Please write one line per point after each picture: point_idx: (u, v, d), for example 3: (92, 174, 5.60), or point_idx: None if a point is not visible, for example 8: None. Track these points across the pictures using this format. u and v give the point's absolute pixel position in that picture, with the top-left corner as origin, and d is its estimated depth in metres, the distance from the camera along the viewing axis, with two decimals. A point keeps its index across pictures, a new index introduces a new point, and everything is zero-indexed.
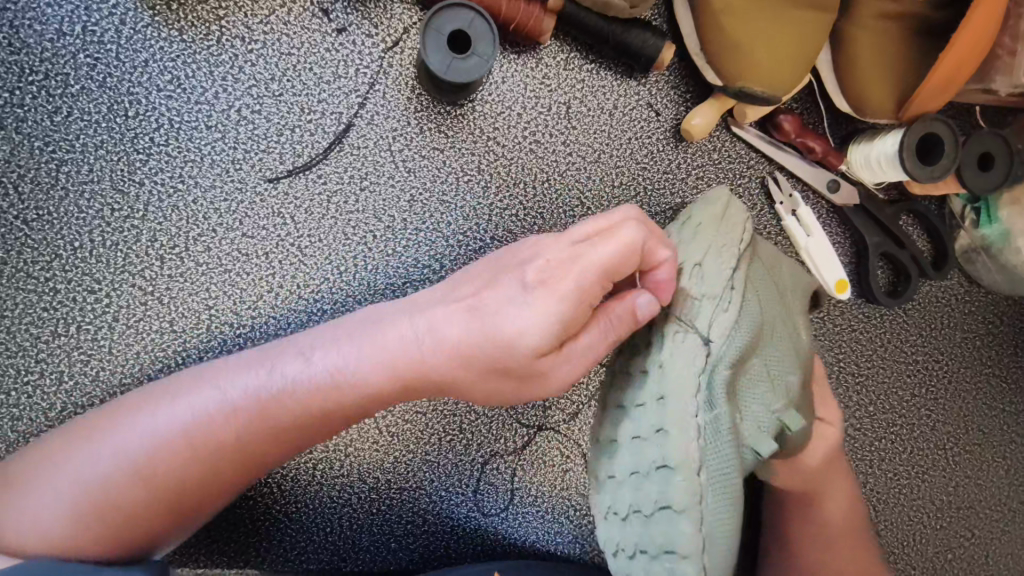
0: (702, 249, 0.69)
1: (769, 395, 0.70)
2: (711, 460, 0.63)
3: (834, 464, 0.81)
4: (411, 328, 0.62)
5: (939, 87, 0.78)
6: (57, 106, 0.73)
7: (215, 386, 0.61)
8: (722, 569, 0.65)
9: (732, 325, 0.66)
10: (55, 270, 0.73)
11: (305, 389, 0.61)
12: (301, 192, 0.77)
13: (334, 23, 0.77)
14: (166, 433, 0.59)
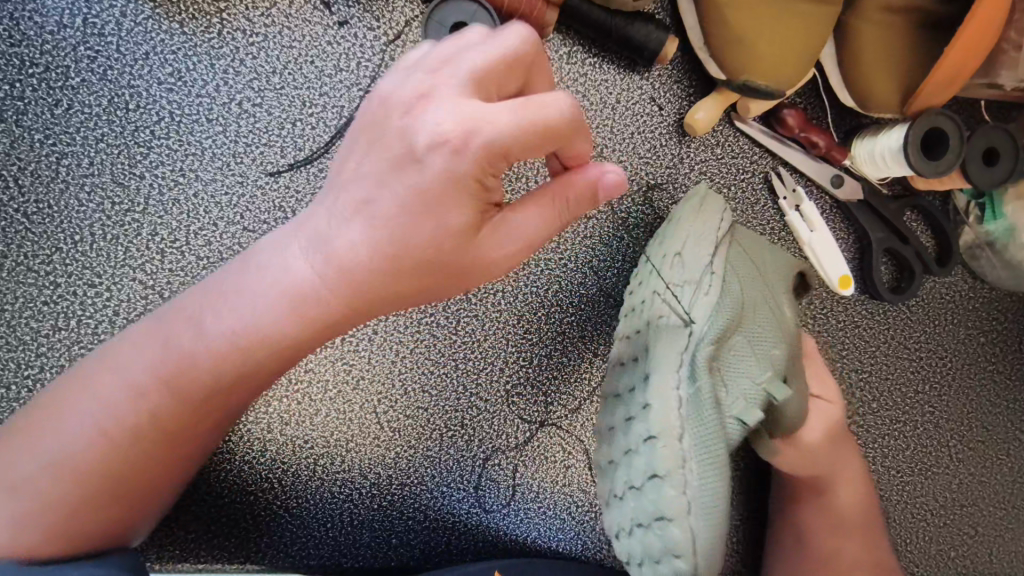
0: (681, 243, 0.73)
1: (754, 368, 0.69)
2: (695, 428, 0.64)
3: (836, 448, 0.81)
4: (308, 264, 0.55)
5: (943, 83, 0.78)
6: (58, 99, 0.72)
7: (119, 370, 0.56)
8: (719, 537, 0.64)
9: (714, 304, 0.69)
10: (56, 264, 0.72)
11: (217, 347, 0.56)
12: (303, 186, 0.77)
13: (336, 16, 0.77)
14: (88, 431, 0.55)
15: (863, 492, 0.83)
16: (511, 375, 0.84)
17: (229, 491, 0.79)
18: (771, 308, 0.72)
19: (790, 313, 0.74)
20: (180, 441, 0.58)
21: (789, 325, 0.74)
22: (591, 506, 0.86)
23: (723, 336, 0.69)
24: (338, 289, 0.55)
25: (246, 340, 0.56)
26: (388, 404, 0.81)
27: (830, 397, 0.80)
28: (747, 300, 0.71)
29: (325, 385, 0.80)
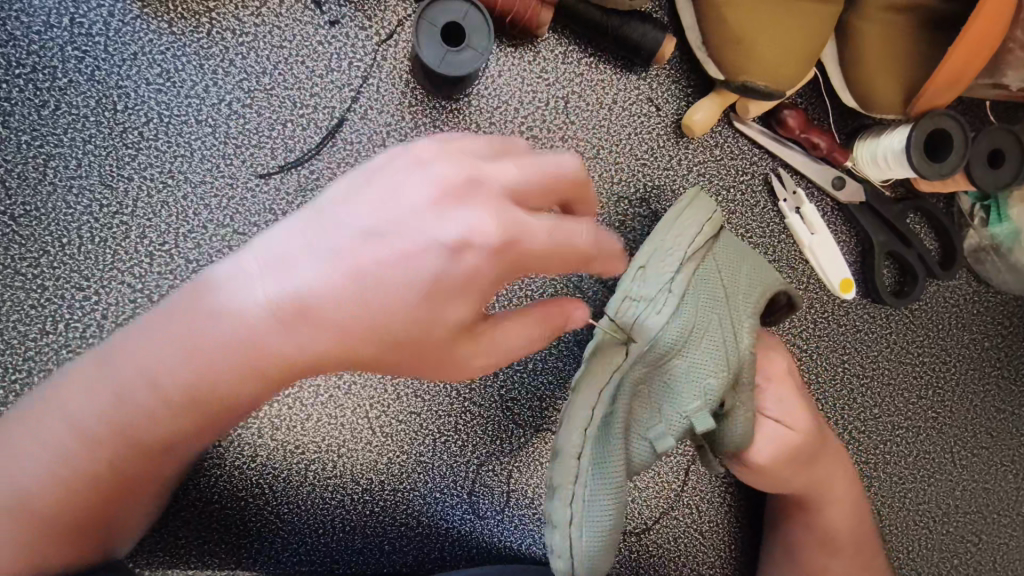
0: (649, 254, 0.73)
1: (683, 397, 0.70)
2: (597, 448, 0.69)
3: (807, 477, 0.77)
4: (256, 294, 0.52)
5: (941, 87, 0.76)
6: (45, 100, 0.72)
7: (78, 404, 0.56)
8: (611, 547, 0.69)
9: (660, 324, 0.69)
10: (44, 267, 0.71)
11: (173, 380, 0.54)
12: (294, 188, 0.76)
13: (327, 15, 0.75)
14: (44, 469, 0.55)
15: (853, 512, 0.81)
16: (505, 379, 0.83)
17: (219, 496, 0.78)
18: (721, 334, 0.71)
19: (744, 345, 0.71)
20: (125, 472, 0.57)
21: (739, 357, 0.71)
22: None
23: (655, 363, 0.70)
24: (286, 322, 0.51)
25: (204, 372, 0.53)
26: (380, 409, 0.80)
27: (801, 428, 0.75)
28: (696, 324, 0.70)
29: (316, 390, 0.79)
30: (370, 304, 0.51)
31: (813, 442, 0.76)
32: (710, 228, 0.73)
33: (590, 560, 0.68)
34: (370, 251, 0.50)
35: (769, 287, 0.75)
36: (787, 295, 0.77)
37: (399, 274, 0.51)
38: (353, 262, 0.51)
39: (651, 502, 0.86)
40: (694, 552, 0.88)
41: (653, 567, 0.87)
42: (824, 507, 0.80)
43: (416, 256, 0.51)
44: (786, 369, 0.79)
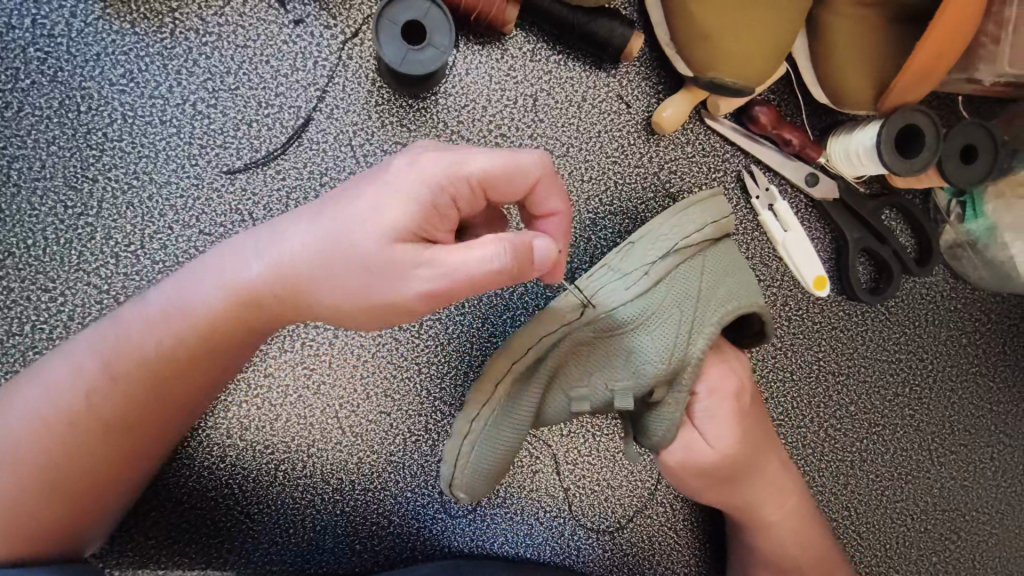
0: (642, 232, 0.73)
1: (615, 372, 0.70)
2: (517, 386, 0.69)
3: (726, 493, 0.77)
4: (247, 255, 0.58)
5: (913, 82, 0.75)
6: (8, 102, 0.72)
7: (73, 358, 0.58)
8: (484, 481, 0.70)
9: (624, 299, 0.70)
10: (8, 268, 0.71)
11: (183, 330, 0.58)
12: (260, 188, 0.75)
13: (291, 14, 0.75)
14: (41, 409, 0.57)
15: (792, 536, 0.79)
16: (476, 379, 0.82)
17: (189, 496, 0.78)
18: (677, 332, 0.70)
19: (694, 349, 0.70)
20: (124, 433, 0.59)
21: (684, 358, 0.70)
22: (559, 512, 0.85)
23: (602, 332, 0.70)
24: (282, 281, 0.56)
25: (200, 321, 0.58)
26: (350, 409, 0.80)
27: (723, 447, 0.74)
28: (660, 313, 0.70)
29: (285, 390, 0.79)
30: (343, 259, 0.54)
31: (730, 462, 0.75)
32: (713, 230, 0.72)
33: (471, 483, 0.70)
34: (348, 219, 0.54)
35: (749, 296, 0.73)
36: (760, 319, 0.75)
37: (359, 227, 0.53)
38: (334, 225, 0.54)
39: (625, 501, 0.86)
40: (669, 550, 0.87)
41: (628, 566, 0.87)
42: (756, 525, 0.79)
43: (380, 212, 0.53)
44: (741, 383, 0.77)
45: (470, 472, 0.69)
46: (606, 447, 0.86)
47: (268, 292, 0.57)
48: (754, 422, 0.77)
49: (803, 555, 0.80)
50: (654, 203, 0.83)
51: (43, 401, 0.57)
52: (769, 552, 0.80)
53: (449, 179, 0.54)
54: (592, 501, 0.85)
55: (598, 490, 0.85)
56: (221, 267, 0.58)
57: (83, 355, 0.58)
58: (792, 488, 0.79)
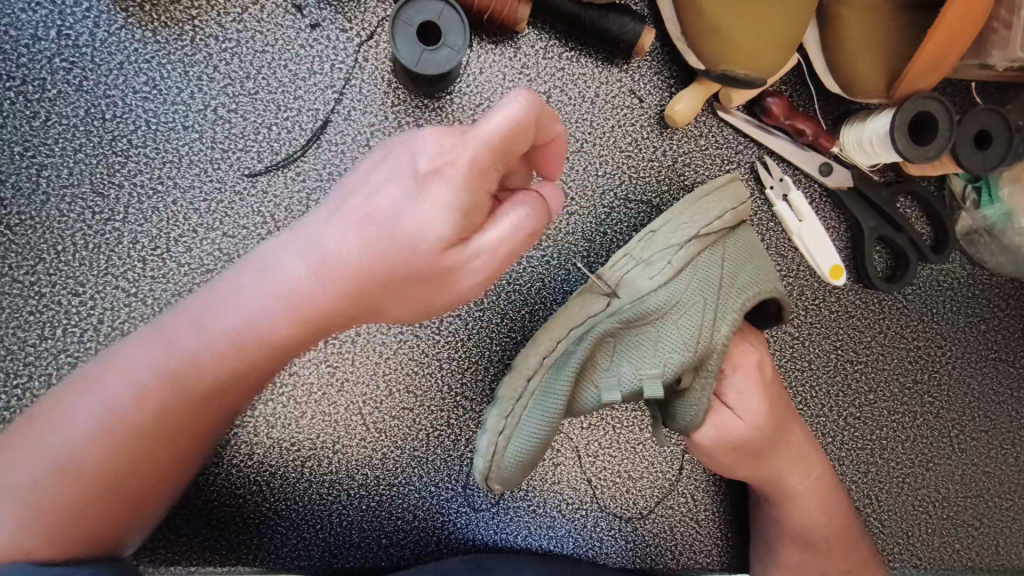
0: (662, 222, 0.73)
1: (643, 360, 0.70)
2: (548, 378, 0.70)
3: (757, 467, 0.77)
4: (295, 268, 0.58)
5: (926, 67, 0.76)
6: (36, 112, 0.74)
7: (123, 371, 0.58)
8: (518, 472, 0.71)
9: (649, 289, 0.71)
10: (40, 274, 0.73)
11: (239, 339, 0.59)
12: (281, 190, 0.77)
13: (308, 19, 0.77)
14: (92, 419, 0.57)
15: (816, 505, 0.80)
16: (496, 373, 0.83)
17: (219, 494, 0.79)
18: (699, 319, 0.70)
19: (718, 334, 0.71)
20: (186, 434, 0.60)
21: (708, 343, 0.71)
22: (581, 504, 0.86)
23: (629, 321, 0.70)
24: (341, 287, 0.57)
25: (261, 331, 0.59)
26: (373, 405, 0.81)
27: (753, 420, 0.75)
28: (685, 301, 0.70)
29: (310, 388, 0.80)
30: (405, 273, 0.57)
31: (761, 433, 0.75)
32: (732, 216, 0.73)
33: (503, 472, 0.70)
34: (392, 231, 0.55)
35: (769, 282, 0.74)
36: (778, 303, 0.76)
37: (418, 237, 0.55)
38: (385, 227, 0.56)
39: (646, 492, 0.87)
40: (691, 541, 0.88)
41: (651, 557, 0.87)
42: (779, 496, 0.80)
43: (425, 218, 0.55)
44: (759, 358, 0.78)
45: (503, 460, 0.70)
46: (626, 439, 0.86)
47: (330, 305, 0.58)
48: (776, 396, 0.78)
49: (823, 526, 0.80)
50: (669, 196, 0.84)
51: (97, 411, 0.57)
52: (793, 521, 0.80)
53: (469, 177, 0.53)
54: (613, 493, 0.86)
55: (618, 482, 0.86)
56: (270, 279, 0.59)
57: (137, 371, 0.58)
58: (813, 462, 0.80)
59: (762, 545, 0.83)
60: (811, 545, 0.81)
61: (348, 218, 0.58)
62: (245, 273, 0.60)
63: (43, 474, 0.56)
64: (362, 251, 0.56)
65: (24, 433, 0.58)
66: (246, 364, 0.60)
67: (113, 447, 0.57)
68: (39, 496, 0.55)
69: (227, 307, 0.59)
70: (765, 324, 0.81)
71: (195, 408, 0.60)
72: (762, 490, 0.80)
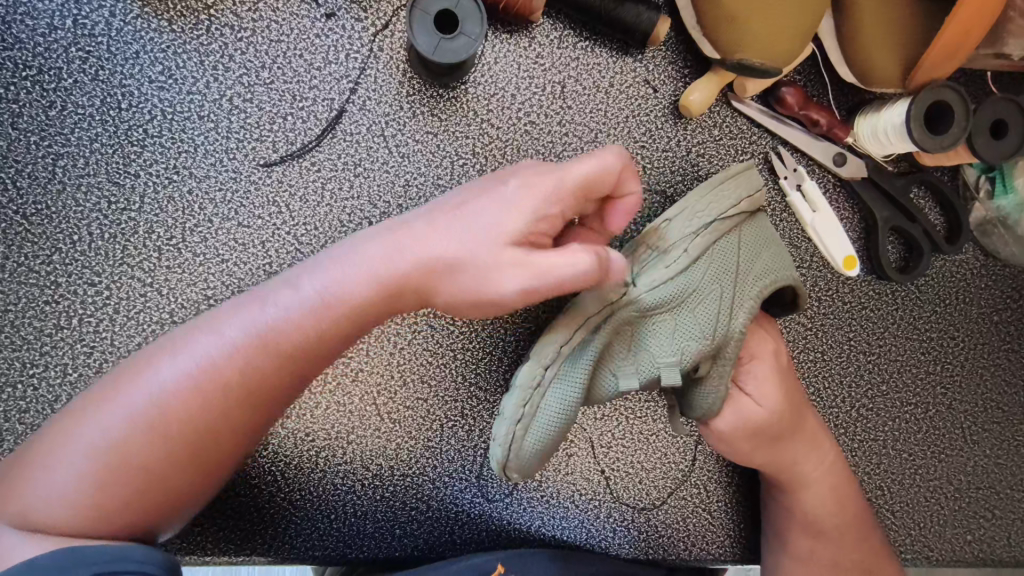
0: (678, 210, 0.73)
1: (660, 348, 0.70)
2: (567, 366, 0.70)
3: (772, 454, 0.77)
4: (389, 248, 0.62)
5: (943, 57, 0.75)
6: (52, 101, 0.74)
7: (213, 333, 0.60)
8: (537, 458, 0.71)
9: (666, 277, 0.70)
10: (56, 264, 0.74)
11: (325, 311, 0.61)
12: (296, 180, 0.77)
13: (323, 8, 0.76)
14: (177, 381, 0.59)
15: (829, 493, 0.80)
16: (510, 363, 0.83)
17: (234, 484, 0.79)
18: (716, 308, 0.71)
19: (735, 323, 0.71)
20: (260, 407, 0.62)
21: (725, 332, 0.71)
22: (594, 494, 0.86)
23: (646, 310, 0.70)
24: (418, 272, 0.61)
25: (344, 302, 0.61)
26: (387, 396, 0.82)
27: (770, 407, 0.75)
28: (702, 290, 0.70)
29: (324, 378, 0.80)
30: (464, 270, 0.61)
31: (779, 420, 0.76)
32: (748, 204, 0.72)
33: (522, 460, 0.71)
34: (472, 223, 0.61)
35: (784, 271, 0.74)
36: (792, 291, 0.77)
37: (485, 235, 0.60)
38: (462, 224, 0.61)
39: (658, 483, 0.87)
40: (703, 531, 0.88)
41: (663, 548, 0.87)
42: (792, 483, 0.80)
43: (499, 222, 0.61)
44: (777, 347, 0.78)
45: (522, 449, 0.70)
46: (639, 430, 0.86)
47: (409, 282, 0.61)
48: (793, 385, 0.78)
49: (835, 515, 0.81)
50: (682, 186, 0.84)
51: (184, 373, 0.59)
52: (804, 509, 0.80)
53: (552, 197, 0.61)
54: (627, 483, 0.86)
55: (632, 472, 0.86)
56: (365, 253, 0.62)
57: (228, 337, 0.60)
58: (828, 450, 0.80)
59: (774, 534, 0.83)
60: (821, 533, 0.81)
61: (442, 210, 0.63)
62: (339, 251, 0.64)
63: (123, 433, 0.57)
64: (443, 241, 0.61)
65: (103, 392, 0.59)
66: (325, 336, 0.62)
67: (193, 412, 0.59)
68: (119, 458, 0.57)
69: (318, 281, 0.62)
70: (780, 314, 0.81)
71: (273, 380, 0.61)
72: (775, 477, 0.80)
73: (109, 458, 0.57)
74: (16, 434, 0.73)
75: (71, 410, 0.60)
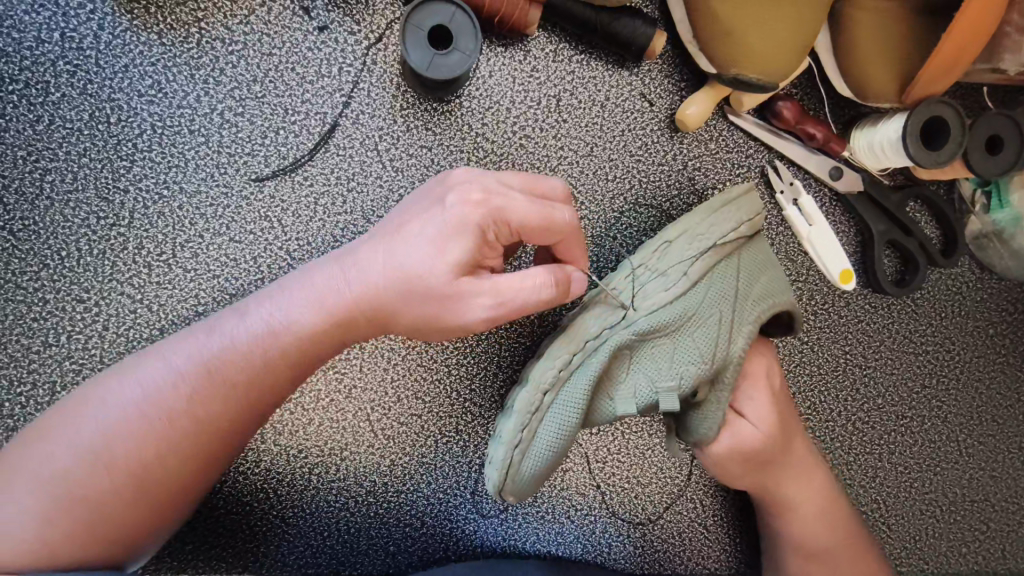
0: (679, 232, 0.72)
1: (659, 372, 0.70)
2: (565, 391, 0.69)
3: (762, 476, 0.77)
4: (332, 282, 0.63)
5: (941, 71, 0.75)
6: (39, 115, 0.72)
7: (160, 361, 0.62)
8: (531, 481, 0.70)
9: (665, 301, 0.69)
10: (43, 280, 0.72)
11: (268, 343, 0.62)
12: (288, 195, 0.76)
13: (315, 21, 0.76)
14: (126, 409, 0.60)
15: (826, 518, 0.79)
16: (505, 379, 0.83)
17: (225, 502, 0.78)
18: (716, 331, 0.71)
19: (734, 347, 0.71)
20: (213, 438, 0.62)
21: (725, 356, 0.71)
22: (590, 509, 0.85)
23: (645, 334, 0.69)
24: (362, 300, 0.62)
25: (291, 334, 0.63)
26: (381, 412, 0.81)
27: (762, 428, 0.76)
28: (701, 313, 0.70)
29: (317, 395, 0.80)
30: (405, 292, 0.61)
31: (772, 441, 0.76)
32: (748, 228, 0.72)
33: (517, 484, 0.69)
34: (407, 248, 0.61)
35: (781, 294, 0.74)
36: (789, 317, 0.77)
37: (419, 275, 0.60)
38: (398, 253, 0.61)
39: (655, 498, 0.87)
40: (699, 546, 0.88)
41: (659, 562, 0.87)
42: (779, 505, 0.79)
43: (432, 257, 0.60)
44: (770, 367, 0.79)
45: (518, 474, 0.69)
46: (635, 445, 0.86)
47: (354, 315, 0.63)
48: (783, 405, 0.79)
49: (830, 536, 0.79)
50: (678, 200, 0.83)
51: (135, 403, 0.60)
52: (794, 532, 0.79)
53: (493, 220, 0.60)
54: (622, 498, 0.86)
55: (628, 488, 0.86)
56: (309, 291, 0.64)
57: (176, 367, 0.61)
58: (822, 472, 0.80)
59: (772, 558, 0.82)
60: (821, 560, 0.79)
61: (385, 238, 0.63)
62: (288, 288, 0.65)
63: (71, 463, 0.57)
64: (386, 269, 0.61)
65: (50, 425, 0.59)
66: (272, 369, 0.63)
67: (142, 440, 0.59)
68: (66, 489, 0.57)
69: (264, 313, 0.63)
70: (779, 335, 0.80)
71: (224, 411, 0.61)
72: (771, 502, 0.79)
73: (61, 489, 0.56)
74: None
75: (22, 437, 0.60)
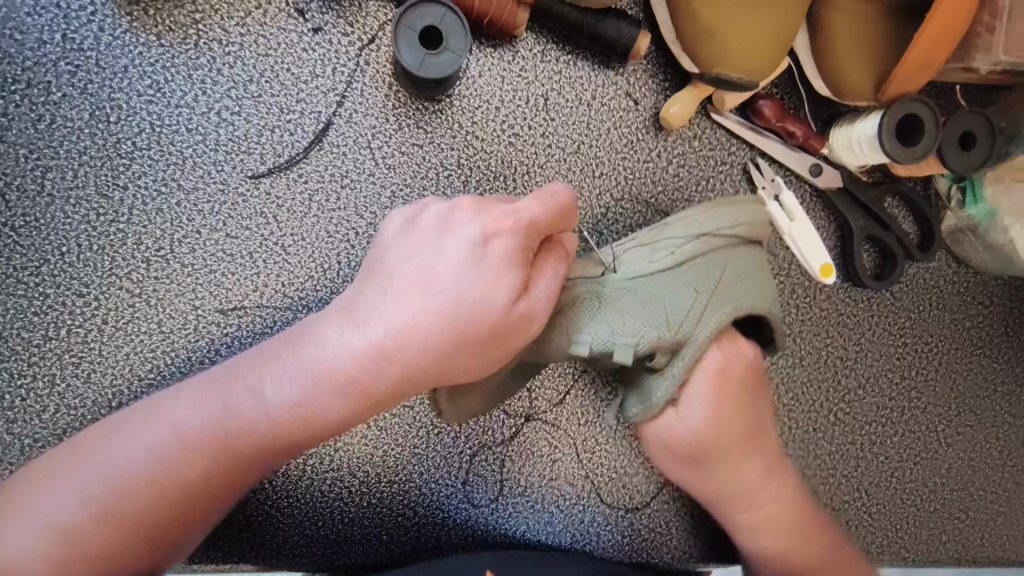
0: (679, 217, 0.76)
1: (621, 326, 0.70)
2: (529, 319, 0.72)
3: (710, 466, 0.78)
4: (352, 345, 0.61)
5: (915, 69, 0.78)
6: (41, 114, 0.74)
7: (174, 416, 0.62)
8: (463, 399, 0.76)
9: (650, 267, 0.72)
10: (44, 275, 0.74)
11: (291, 412, 0.62)
12: (284, 192, 0.78)
13: (310, 23, 0.78)
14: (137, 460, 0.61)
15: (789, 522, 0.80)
16: None
17: None
18: (690, 306, 0.71)
19: (702, 327, 0.71)
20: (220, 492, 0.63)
21: (690, 331, 0.71)
22: (580, 498, 0.87)
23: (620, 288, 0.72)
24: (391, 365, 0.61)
25: (312, 399, 0.62)
26: None
27: (707, 430, 0.76)
28: (680, 285, 0.72)
29: None
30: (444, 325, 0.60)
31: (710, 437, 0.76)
32: (744, 228, 0.75)
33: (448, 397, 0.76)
34: (441, 301, 0.60)
35: (763, 291, 0.75)
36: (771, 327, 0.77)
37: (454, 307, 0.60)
38: (433, 296, 0.60)
39: (642, 487, 0.89)
40: (685, 535, 0.90)
41: (647, 551, 0.89)
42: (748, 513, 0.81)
43: (467, 285, 0.60)
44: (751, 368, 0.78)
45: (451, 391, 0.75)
46: (623, 436, 0.88)
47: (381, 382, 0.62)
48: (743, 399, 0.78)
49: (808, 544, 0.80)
50: (663, 197, 0.86)
51: (145, 453, 0.61)
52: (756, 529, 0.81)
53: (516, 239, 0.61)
54: (611, 487, 0.88)
55: (615, 477, 0.88)
56: (332, 357, 0.62)
57: (188, 424, 0.62)
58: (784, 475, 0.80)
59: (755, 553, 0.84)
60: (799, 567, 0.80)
61: (409, 293, 0.61)
62: (306, 350, 0.63)
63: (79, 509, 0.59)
64: (406, 310, 0.60)
65: (60, 465, 0.61)
66: (288, 433, 0.63)
67: (148, 492, 0.60)
68: (75, 532, 0.58)
69: (283, 378, 0.62)
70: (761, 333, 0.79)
71: (235, 470, 0.62)
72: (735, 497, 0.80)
73: (67, 527, 0.59)
74: (4, 444, 0.73)
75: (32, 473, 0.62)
